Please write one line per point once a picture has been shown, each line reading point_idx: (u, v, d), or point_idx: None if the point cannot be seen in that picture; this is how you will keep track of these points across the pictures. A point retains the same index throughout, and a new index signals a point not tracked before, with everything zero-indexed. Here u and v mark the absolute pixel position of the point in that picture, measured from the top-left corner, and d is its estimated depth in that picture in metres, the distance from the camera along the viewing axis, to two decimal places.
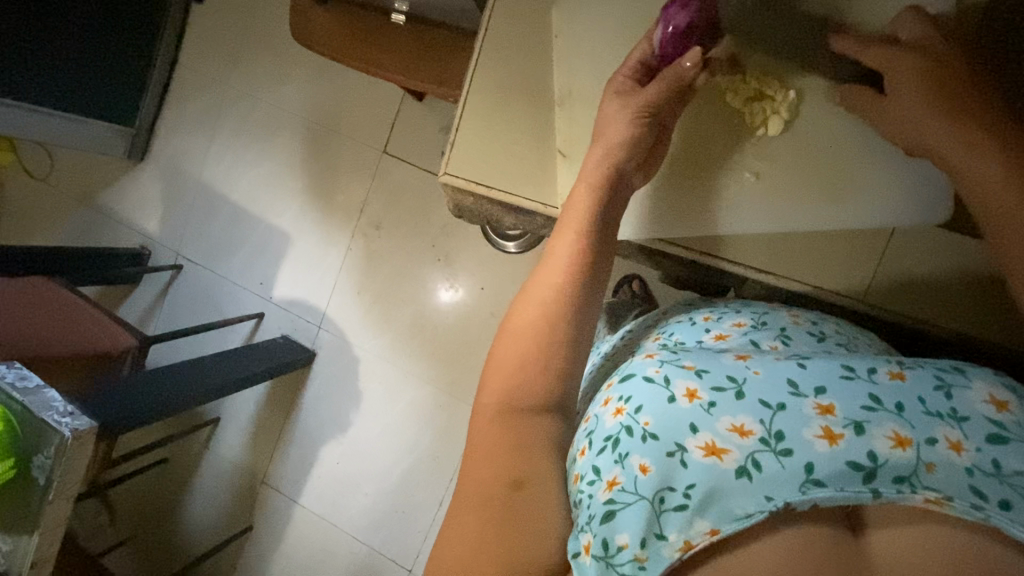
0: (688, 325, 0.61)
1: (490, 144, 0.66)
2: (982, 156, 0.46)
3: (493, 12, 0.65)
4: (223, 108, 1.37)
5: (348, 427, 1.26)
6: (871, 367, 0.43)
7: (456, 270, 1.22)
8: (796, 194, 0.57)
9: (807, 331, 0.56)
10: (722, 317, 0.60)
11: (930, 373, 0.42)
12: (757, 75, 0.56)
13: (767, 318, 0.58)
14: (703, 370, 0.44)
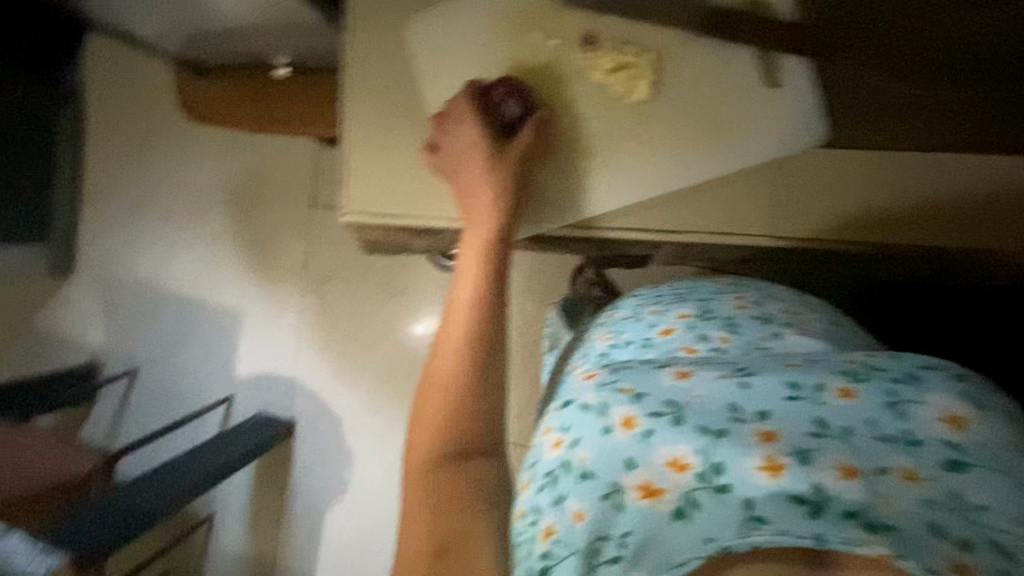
0: (634, 321, 0.61)
1: (382, 175, 0.65)
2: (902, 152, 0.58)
3: (350, 43, 0.64)
4: (142, 207, 1.55)
5: (347, 487, 1.45)
6: (820, 384, 0.39)
7: (416, 305, 1.42)
8: (682, 148, 0.58)
9: (752, 315, 0.57)
10: (667, 309, 0.60)
11: (883, 387, 0.38)
12: (616, 45, 0.58)
13: (712, 307, 0.59)
14: (640, 395, 0.41)
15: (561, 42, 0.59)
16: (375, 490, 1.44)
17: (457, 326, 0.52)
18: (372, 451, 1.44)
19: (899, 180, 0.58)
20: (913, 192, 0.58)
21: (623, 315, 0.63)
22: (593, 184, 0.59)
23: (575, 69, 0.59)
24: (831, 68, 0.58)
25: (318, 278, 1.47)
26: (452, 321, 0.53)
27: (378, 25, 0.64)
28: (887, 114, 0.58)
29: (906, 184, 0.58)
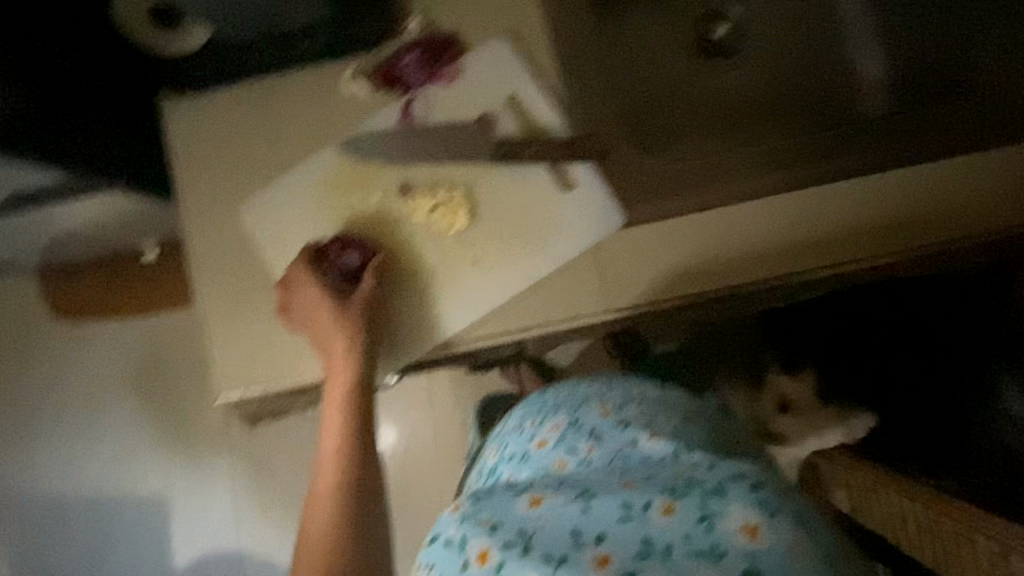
0: (518, 434, 0.69)
1: (246, 349, 0.67)
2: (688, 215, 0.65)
3: (191, 237, 0.68)
4: (31, 415, 1.41)
5: None
6: (647, 504, 0.48)
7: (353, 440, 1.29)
8: (509, 259, 0.66)
9: (613, 420, 0.64)
10: (544, 421, 0.68)
11: (696, 503, 0.48)
12: (428, 187, 0.65)
13: (580, 413, 0.67)
14: (496, 525, 0.49)
15: (382, 194, 0.66)
16: None
17: (326, 479, 0.60)
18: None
19: (691, 238, 0.65)
20: (706, 246, 0.65)
21: (511, 429, 0.71)
22: (440, 311, 0.66)
23: (401, 215, 0.66)
24: (614, 157, 0.66)
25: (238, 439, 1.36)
26: (322, 474, 0.61)
27: (215, 215, 0.68)
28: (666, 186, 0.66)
29: (698, 240, 0.65)
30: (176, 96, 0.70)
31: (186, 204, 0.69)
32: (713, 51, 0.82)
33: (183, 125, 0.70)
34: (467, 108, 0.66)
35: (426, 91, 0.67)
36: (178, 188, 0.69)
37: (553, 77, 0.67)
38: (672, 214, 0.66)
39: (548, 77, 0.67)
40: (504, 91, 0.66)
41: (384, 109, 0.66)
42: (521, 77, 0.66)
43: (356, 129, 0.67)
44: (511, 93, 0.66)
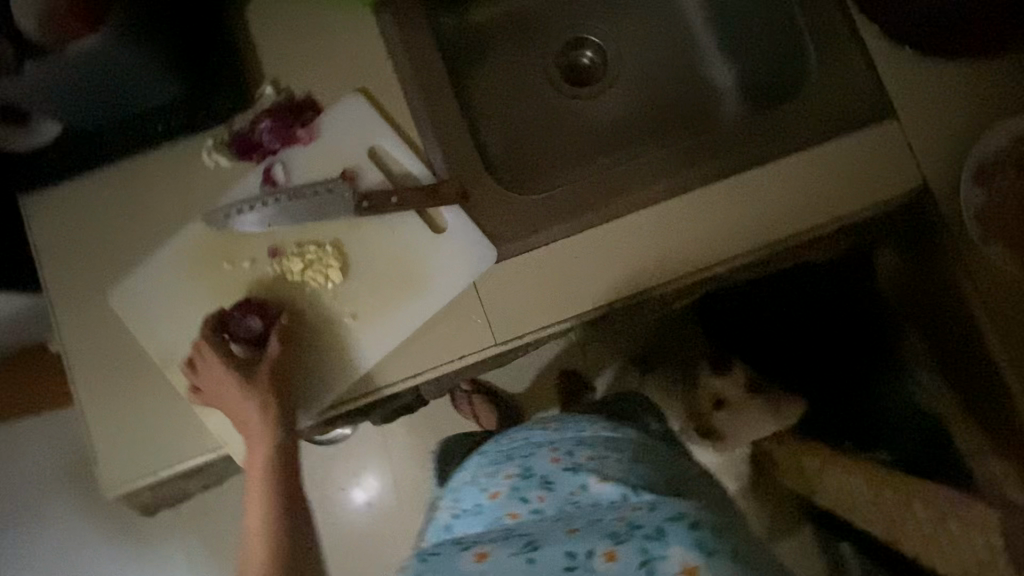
0: (470, 487, 0.68)
1: (128, 439, 0.64)
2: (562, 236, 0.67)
3: (64, 332, 0.67)
4: None
5: None
6: (590, 551, 0.50)
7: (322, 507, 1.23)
8: (389, 307, 0.66)
9: (564, 465, 0.63)
10: (496, 470, 0.67)
11: (638, 547, 0.49)
12: (297, 248, 0.66)
13: (531, 461, 0.66)
14: None
15: (252, 261, 0.66)
16: None
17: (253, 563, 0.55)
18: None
19: (569, 258, 0.67)
20: (583, 264, 0.67)
21: (465, 480, 0.70)
22: (324, 370, 0.65)
23: (275, 279, 0.66)
24: (477, 195, 0.68)
25: (177, 528, 1.24)
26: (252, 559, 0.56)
27: (87, 306, 0.67)
28: (536, 212, 0.67)
29: (575, 258, 0.67)
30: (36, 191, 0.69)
31: (55, 299, 0.67)
32: (579, 75, 0.87)
33: (45, 218, 0.69)
34: (329, 167, 0.67)
35: (286, 155, 0.68)
36: (45, 282, 0.68)
37: (409, 127, 0.69)
38: (550, 236, 0.67)
39: (404, 128, 0.69)
40: (362, 146, 0.68)
41: (245, 177, 0.67)
42: (378, 131, 0.68)
43: (219, 201, 0.67)
44: (368, 148, 0.68)
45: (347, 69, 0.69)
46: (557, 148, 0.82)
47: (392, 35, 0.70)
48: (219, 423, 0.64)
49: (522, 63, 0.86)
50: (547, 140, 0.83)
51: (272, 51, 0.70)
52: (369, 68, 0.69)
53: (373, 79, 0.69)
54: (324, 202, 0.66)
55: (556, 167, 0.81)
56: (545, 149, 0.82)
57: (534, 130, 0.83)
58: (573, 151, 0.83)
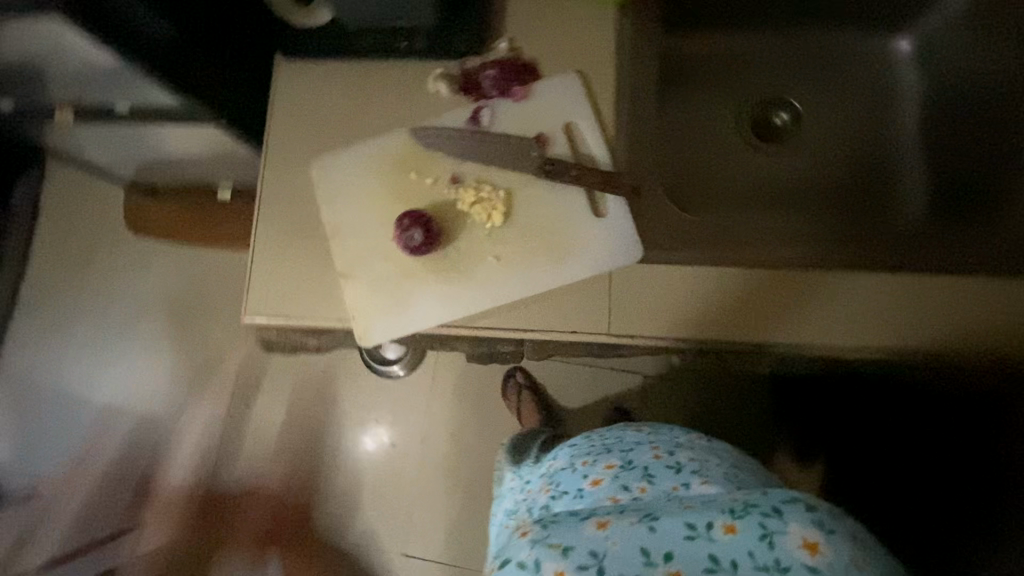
0: (570, 473, 0.80)
1: (280, 283, 0.74)
2: (709, 263, 0.70)
3: (266, 176, 0.77)
4: (73, 317, 1.61)
5: None
6: (711, 524, 0.59)
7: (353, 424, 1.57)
8: (530, 263, 0.71)
9: (665, 463, 0.76)
10: (596, 460, 0.79)
11: (757, 521, 0.58)
12: (475, 183, 0.73)
13: (632, 455, 0.78)
14: (568, 549, 0.59)
15: (434, 179, 0.74)
16: None
17: None
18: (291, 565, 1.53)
19: (706, 284, 0.69)
20: (717, 295, 0.69)
21: (561, 467, 0.83)
22: (456, 295, 0.71)
23: (446, 201, 0.73)
24: (643, 200, 0.72)
25: (232, 393, 1.58)
26: None
27: (290, 164, 0.77)
28: (691, 234, 0.71)
29: (713, 286, 0.69)
30: (286, 55, 0.79)
31: (269, 148, 0.78)
32: (771, 133, 0.89)
33: (287, 78, 0.79)
34: (528, 126, 0.75)
35: (496, 103, 0.76)
36: (265, 131, 0.79)
37: (609, 116, 0.74)
38: (696, 258, 0.70)
39: (604, 115, 0.74)
40: (562, 118, 0.74)
41: (456, 110, 0.76)
42: (581, 110, 0.74)
43: (428, 122, 0.76)
44: (567, 122, 0.74)
45: (574, 49, 0.76)
46: (723, 182, 0.85)
47: (624, 36, 0.76)
48: (358, 301, 0.73)
49: (719, 107, 0.89)
50: (715, 172, 0.85)
51: (517, 12, 0.78)
52: (593, 55, 0.76)
53: (593, 66, 0.76)
54: (515, 154, 0.73)
55: (715, 198, 0.83)
56: (710, 179, 0.84)
57: (707, 158, 0.86)
58: (739, 187, 0.85)
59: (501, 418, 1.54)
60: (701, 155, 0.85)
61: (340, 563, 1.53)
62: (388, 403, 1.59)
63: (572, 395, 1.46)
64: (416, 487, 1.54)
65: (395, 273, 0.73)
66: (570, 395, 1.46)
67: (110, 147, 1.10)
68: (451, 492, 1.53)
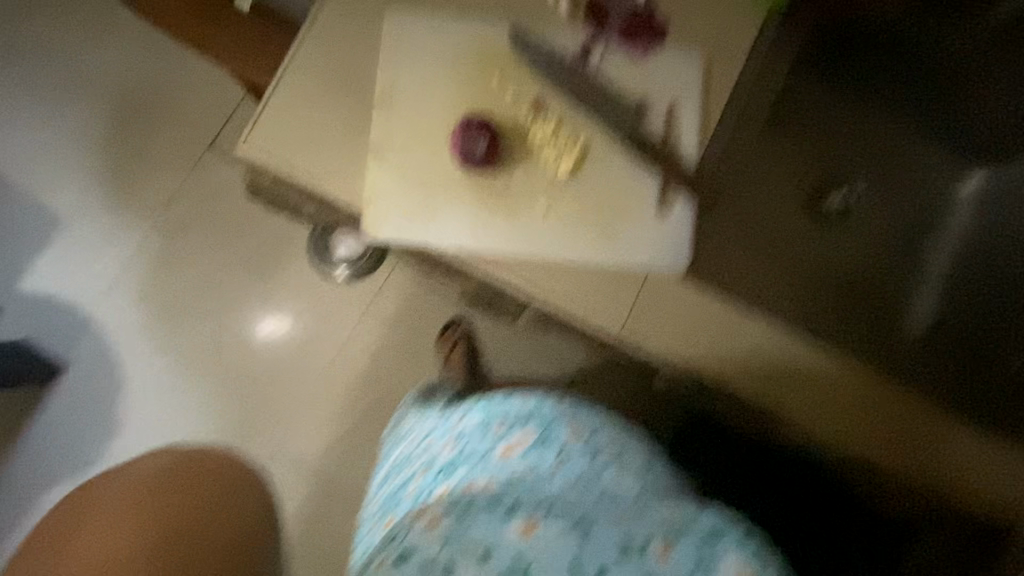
0: (481, 434, 0.74)
1: (299, 126, 0.63)
2: (741, 303, 0.67)
3: (327, 2, 0.65)
4: (7, 68, 1.45)
5: (116, 436, 1.41)
6: (646, 543, 0.54)
7: (271, 304, 1.47)
8: (576, 227, 0.65)
9: (583, 446, 0.70)
10: (512, 428, 0.73)
11: (693, 547, 0.54)
12: (556, 120, 0.65)
13: (551, 431, 0.72)
14: (485, 555, 0.54)
15: (515, 94, 0.65)
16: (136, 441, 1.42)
17: None
18: (143, 416, 1.42)
19: (726, 321, 0.67)
20: (733, 336, 0.66)
21: (471, 425, 0.76)
22: (487, 227, 0.64)
23: (518, 124, 0.65)
24: (705, 215, 0.68)
25: (150, 220, 1.45)
26: None
27: (360, 2, 0.66)
28: (736, 268, 0.69)
29: (733, 326, 0.66)
30: None
31: None
32: (820, 210, 0.85)
33: None
34: (633, 87, 0.68)
35: (612, 48, 0.68)
36: None
37: (713, 116, 0.69)
38: (730, 294, 0.67)
39: (708, 113, 0.69)
40: (669, 95, 0.68)
41: (567, 34, 0.67)
42: (690, 97, 0.68)
43: (534, 31, 0.67)
44: (672, 101, 0.68)
45: (710, 32, 0.70)
46: (767, 223, 0.78)
47: (764, 43, 0.71)
48: (380, 187, 0.63)
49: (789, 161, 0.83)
50: (766, 214, 0.78)
51: None
52: (726, 47, 0.70)
53: (722, 59, 0.70)
54: (609, 109, 0.66)
55: (758, 236, 0.75)
56: (761, 217, 0.77)
57: (763, 196, 0.79)
58: (777, 236, 0.79)
59: (427, 363, 1.48)
60: (762, 192, 0.78)
61: (203, 431, 1.43)
62: (320, 301, 1.48)
63: (504, 366, 1.46)
64: (313, 394, 1.45)
65: (433, 174, 0.64)
66: (502, 365, 1.46)
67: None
68: (350, 407, 1.46)
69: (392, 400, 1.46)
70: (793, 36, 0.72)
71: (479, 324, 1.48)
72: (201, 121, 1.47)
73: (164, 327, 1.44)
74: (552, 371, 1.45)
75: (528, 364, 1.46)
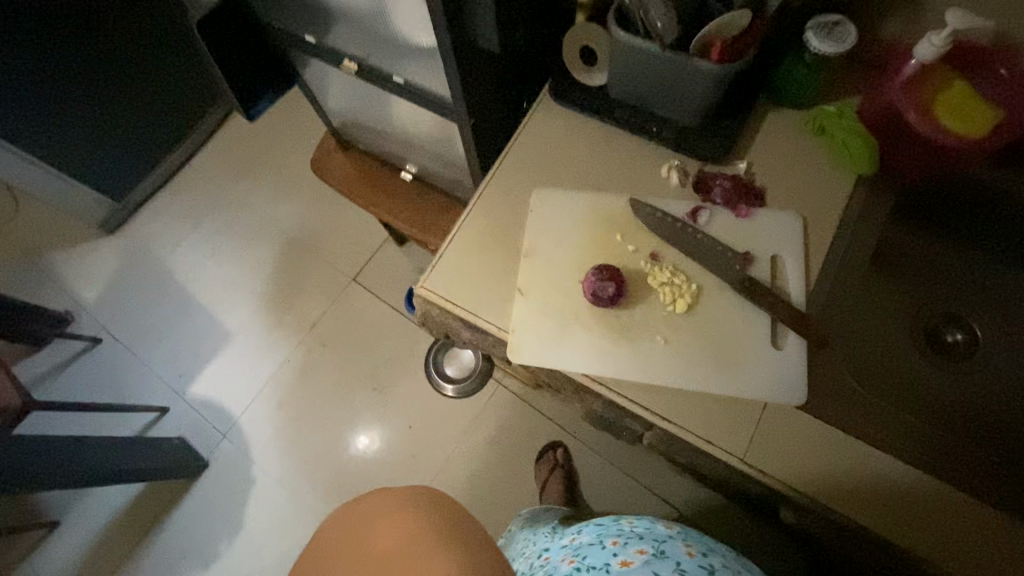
0: (598, 547, 0.76)
1: (463, 272, 0.80)
2: (861, 440, 0.71)
3: (490, 182, 0.86)
4: (211, 215, 1.88)
5: (240, 531, 1.56)
6: None
7: (387, 417, 1.62)
8: (693, 360, 0.73)
9: (699, 563, 0.70)
10: (627, 543, 0.74)
11: None
12: (671, 268, 0.78)
13: (667, 547, 0.72)
14: None
15: (635, 248, 0.79)
16: (256, 538, 1.55)
17: None
18: (266, 517, 1.56)
19: (849, 456, 0.70)
20: (856, 473, 0.69)
21: (586, 542, 0.79)
22: (613, 356, 0.74)
23: (638, 271, 0.78)
24: (815, 353, 0.74)
25: (299, 337, 1.73)
26: None
27: (514, 180, 0.86)
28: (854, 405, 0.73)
29: (855, 461, 0.70)
30: (550, 94, 0.90)
31: (503, 161, 0.87)
32: (941, 350, 0.87)
33: (544, 115, 0.89)
34: (737, 242, 0.79)
35: (717, 209, 0.81)
36: (506, 146, 0.88)
37: (813, 266, 0.78)
38: (849, 429, 0.71)
39: (808, 263, 0.78)
40: (771, 247, 0.78)
41: (678, 201, 0.82)
42: (791, 249, 0.78)
43: (650, 199, 0.83)
44: (774, 252, 0.78)
45: (805, 196, 0.82)
46: (888, 362, 0.83)
47: (855, 204, 0.81)
48: (524, 320, 0.77)
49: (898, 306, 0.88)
50: (884, 352, 0.83)
51: (764, 144, 0.85)
52: (821, 208, 0.81)
53: (818, 217, 0.80)
54: (719, 259, 0.77)
55: (879, 373, 0.81)
56: (881, 355, 0.83)
57: (882, 337, 0.84)
58: (899, 374, 0.83)
59: (525, 486, 1.51)
60: (881, 334, 0.84)
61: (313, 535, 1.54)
62: (431, 418, 1.60)
63: (601, 496, 1.46)
64: None
65: (567, 311, 0.77)
66: (600, 493, 1.46)
67: (349, 95, 1.25)
68: None
69: (489, 522, 1.49)
70: (887, 197, 0.82)
71: (577, 449, 1.51)
72: (351, 259, 1.79)
73: (295, 433, 1.63)
74: (649, 503, 1.43)
75: (626, 494, 1.45)
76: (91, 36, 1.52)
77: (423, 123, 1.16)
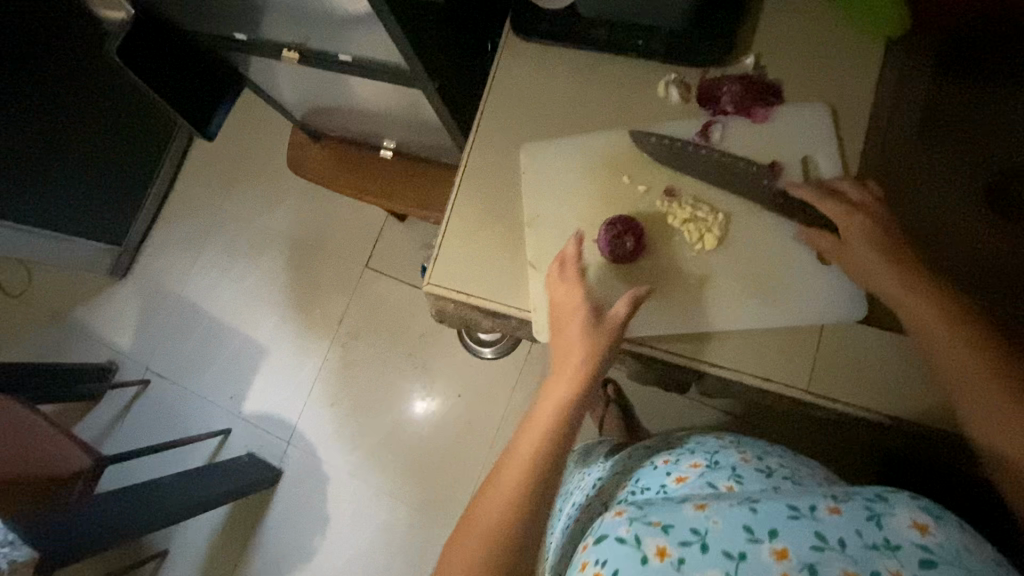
0: (652, 470, 0.76)
1: (467, 259, 0.74)
2: None
3: (472, 152, 0.77)
4: (209, 236, 1.84)
5: (329, 520, 1.63)
6: (813, 505, 0.53)
7: (434, 390, 1.63)
8: (734, 295, 0.67)
9: (755, 468, 0.69)
10: (680, 459, 0.75)
11: (862, 505, 0.52)
12: (690, 200, 0.69)
13: (719, 457, 0.73)
14: (667, 528, 0.54)
15: (646, 188, 0.71)
16: (346, 523, 1.62)
17: None
18: (346, 505, 1.63)
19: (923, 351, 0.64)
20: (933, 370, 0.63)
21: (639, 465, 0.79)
22: (646, 312, 0.68)
23: (655, 214, 0.70)
24: None
25: (329, 335, 1.72)
26: None
27: (498, 143, 0.77)
28: None
29: None
30: (511, 30, 0.78)
31: (480, 125, 0.77)
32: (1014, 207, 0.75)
33: (511, 58, 0.78)
34: (759, 154, 0.70)
35: (729, 120, 0.72)
36: (480, 107, 0.78)
37: (851, 160, 0.69)
38: None
39: (843, 158, 0.69)
40: (800, 150, 0.69)
41: (685, 121, 0.72)
42: (823, 146, 0.69)
43: (651, 128, 0.73)
44: (803, 155, 0.69)
45: (827, 80, 0.71)
46: (948, 233, 0.75)
47: (886, 75, 0.70)
48: (542, 294, 0.71)
49: (952, 174, 0.77)
50: (946, 224, 0.75)
51: (772, 29, 0.73)
52: (847, 90, 0.70)
53: (847, 102, 0.70)
54: (743, 179, 0.69)
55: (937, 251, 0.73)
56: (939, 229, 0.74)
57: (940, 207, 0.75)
58: (965, 245, 0.74)
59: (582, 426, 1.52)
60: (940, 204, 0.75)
61: (395, 509, 1.61)
62: (477, 382, 1.61)
63: (659, 419, 1.45)
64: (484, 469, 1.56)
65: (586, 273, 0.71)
66: (657, 418, 1.46)
67: (302, 83, 1.14)
68: None
69: None
70: (920, 53, 0.72)
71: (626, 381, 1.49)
72: (357, 246, 1.75)
73: (352, 426, 1.67)
74: (709, 416, 1.42)
75: (684, 413, 1.44)
76: (33, 92, 1.43)
77: (388, 95, 1.06)
